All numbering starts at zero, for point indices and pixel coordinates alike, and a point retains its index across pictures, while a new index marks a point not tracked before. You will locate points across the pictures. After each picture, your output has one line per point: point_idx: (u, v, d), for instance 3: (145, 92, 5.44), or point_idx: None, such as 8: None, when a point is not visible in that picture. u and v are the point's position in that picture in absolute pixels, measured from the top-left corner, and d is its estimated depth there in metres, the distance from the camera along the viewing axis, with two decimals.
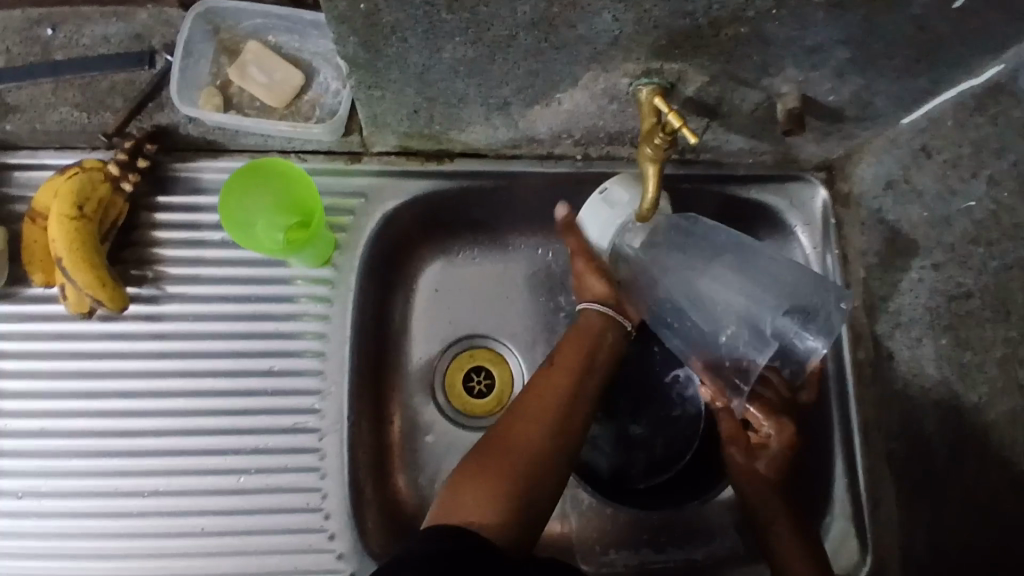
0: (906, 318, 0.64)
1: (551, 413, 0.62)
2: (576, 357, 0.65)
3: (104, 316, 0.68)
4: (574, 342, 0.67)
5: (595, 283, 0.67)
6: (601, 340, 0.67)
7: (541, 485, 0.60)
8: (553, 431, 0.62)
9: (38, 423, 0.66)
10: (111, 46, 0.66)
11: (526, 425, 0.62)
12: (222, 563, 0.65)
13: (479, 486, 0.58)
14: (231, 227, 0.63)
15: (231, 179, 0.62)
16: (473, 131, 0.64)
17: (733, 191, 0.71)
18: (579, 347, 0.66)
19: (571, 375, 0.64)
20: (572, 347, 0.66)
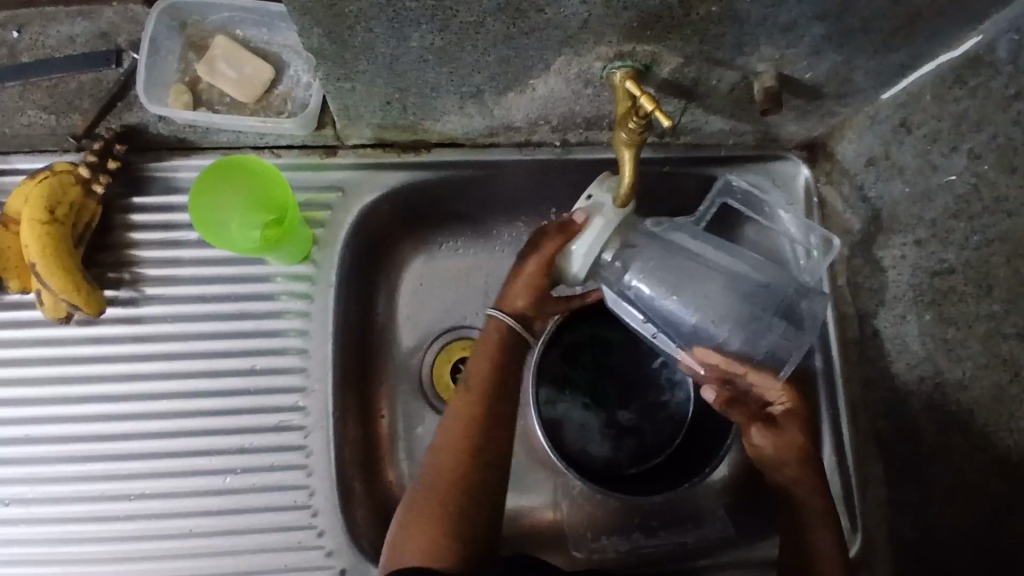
0: (891, 295, 0.64)
1: (480, 433, 0.62)
2: (484, 370, 0.64)
3: (83, 320, 0.67)
4: (481, 350, 0.65)
5: (522, 297, 0.64)
6: (505, 341, 0.65)
7: (484, 503, 0.61)
8: (480, 449, 0.62)
9: (20, 430, 0.66)
10: (77, 46, 0.65)
11: (455, 452, 0.61)
12: (213, 563, 0.64)
13: (427, 524, 0.59)
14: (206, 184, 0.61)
15: (227, 158, 0.60)
16: (449, 120, 0.63)
17: (714, 172, 0.71)
18: (489, 354, 0.64)
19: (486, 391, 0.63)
20: (481, 359, 0.64)
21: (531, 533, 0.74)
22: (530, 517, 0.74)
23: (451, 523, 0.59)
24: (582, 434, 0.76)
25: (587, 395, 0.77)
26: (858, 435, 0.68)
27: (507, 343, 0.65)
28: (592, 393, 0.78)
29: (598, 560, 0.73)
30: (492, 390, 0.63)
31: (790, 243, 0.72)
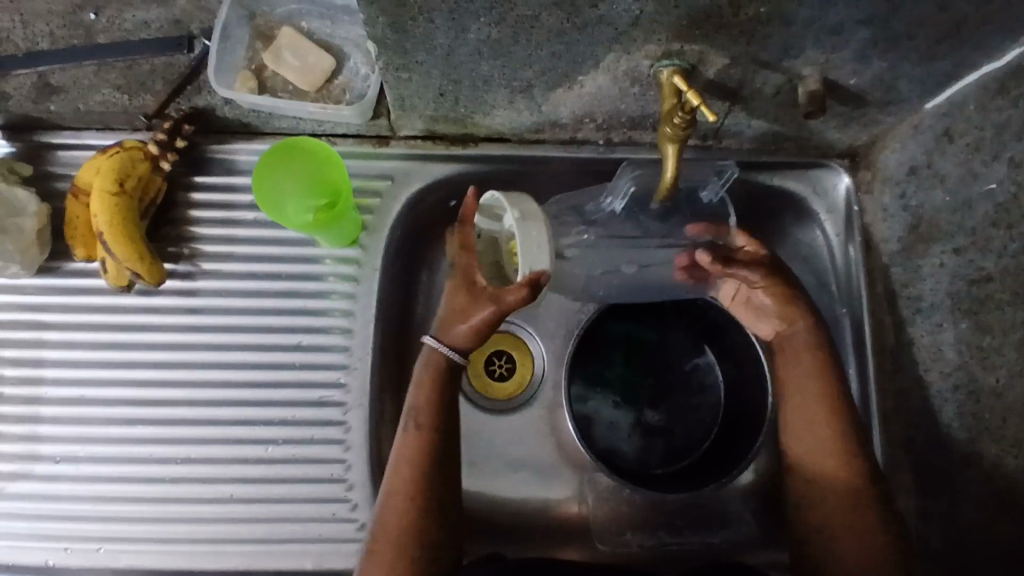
0: (928, 303, 0.64)
1: (433, 463, 0.62)
2: (428, 405, 0.63)
3: (141, 290, 0.70)
4: (424, 377, 0.64)
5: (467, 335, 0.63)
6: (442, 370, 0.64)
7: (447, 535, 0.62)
8: (429, 478, 0.61)
9: (76, 392, 0.69)
10: (151, 31, 0.68)
11: (402, 485, 0.61)
12: (250, 528, 0.67)
13: (393, 560, 0.59)
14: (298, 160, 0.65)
15: (303, 138, 0.64)
16: (498, 114, 0.65)
17: (754, 179, 0.72)
18: (428, 382, 0.63)
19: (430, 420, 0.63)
20: (423, 390, 0.63)
21: (558, 526, 0.75)
22: (556, 508, 0.75)
23: (420, 557, 0.60)
24: (612, 432, 0.77)
25: (618, 392, 0.78)
26: (889, 444, 0.68)
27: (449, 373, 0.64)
28: (625, 391, 0.78)
29: (622, 554, 0.74)
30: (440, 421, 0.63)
31: (829, 248, 0.73)
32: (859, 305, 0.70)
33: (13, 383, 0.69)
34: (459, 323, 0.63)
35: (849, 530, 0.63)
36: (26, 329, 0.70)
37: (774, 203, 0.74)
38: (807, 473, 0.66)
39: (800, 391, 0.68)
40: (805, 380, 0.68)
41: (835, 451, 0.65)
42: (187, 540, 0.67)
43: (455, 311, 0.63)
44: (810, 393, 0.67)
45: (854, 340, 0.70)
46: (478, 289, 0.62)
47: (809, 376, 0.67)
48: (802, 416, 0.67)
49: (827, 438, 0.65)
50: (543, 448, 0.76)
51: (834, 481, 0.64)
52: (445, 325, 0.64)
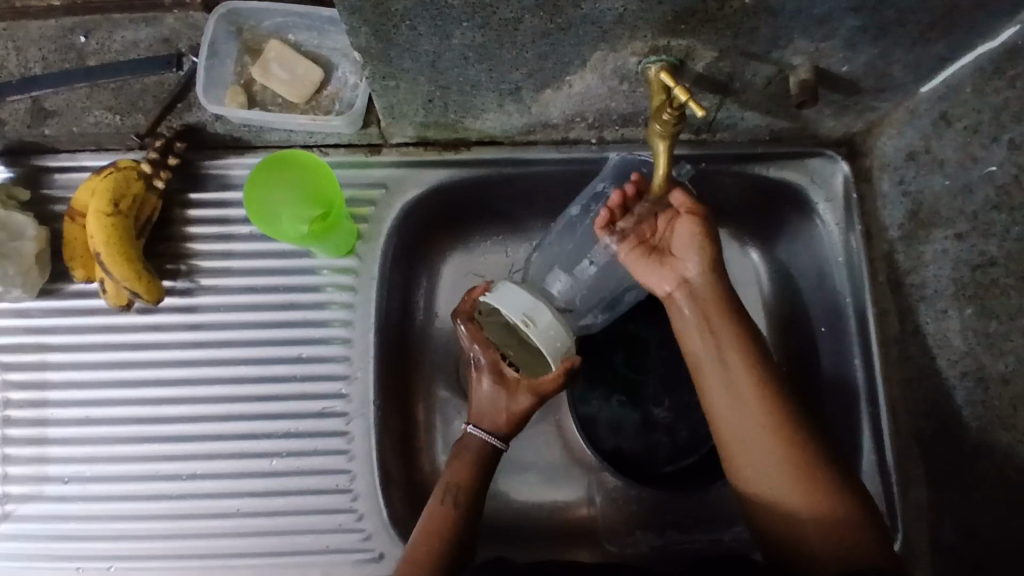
0: (932, 290, 0.63)
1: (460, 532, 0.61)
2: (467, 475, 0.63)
3: (142, 308, 0.71)
4: (460, 462, 0.64)
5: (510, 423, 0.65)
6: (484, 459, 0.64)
7: None
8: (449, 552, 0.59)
9: (82, 412, 0.69)
10: (141, 51, 0.69)
11: (425, 553, 0.59)
12: (259, 542, 0.67)
13: None
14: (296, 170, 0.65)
15: (301, 151, 0.64)
16: (488, 118, 0.65)
17: (751, 171, 0.71)
18: (466, 466, 0.64)
19: (466, 505, 0.62)
20: (461, 463, 0.64)
21: (567, 529, 0.74)
22: (563, 511, 0.75)
23: None
24: (618, 432, 0.77)
25: (623, 391, 0.78)
26: (897, 434, 0.67)
27: (488, 457, 0.65)
28: (629, 389, 0.78)
29: (630, 555, 0.73)
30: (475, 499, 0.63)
31: (829, 238, 0.71)
32: (863, 296, 0.69)
33: (20, 406, 0.70)
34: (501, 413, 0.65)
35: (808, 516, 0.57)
36: (29, 352, 0.70)
37: (772, 195, 0.73)
38: (737, 464, 0.60)
39: (711, 364, 0.60)
40: (712, 356, 0.60)
41: (765, 435, 0.58)
42: (196, 556, 0.67)
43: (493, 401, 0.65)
44: (725, 371, 0.60)
45: (858, 332, 0.69)
46: (509, 381, 0.64)
47: (717, 350, 0.60)
48: (714, 393, 0.60)
49: (749, 424, 0.59)
50: (549, 449, 0.77)
51: (772, 473, 0.58)
52: (485, 416, 0.65)
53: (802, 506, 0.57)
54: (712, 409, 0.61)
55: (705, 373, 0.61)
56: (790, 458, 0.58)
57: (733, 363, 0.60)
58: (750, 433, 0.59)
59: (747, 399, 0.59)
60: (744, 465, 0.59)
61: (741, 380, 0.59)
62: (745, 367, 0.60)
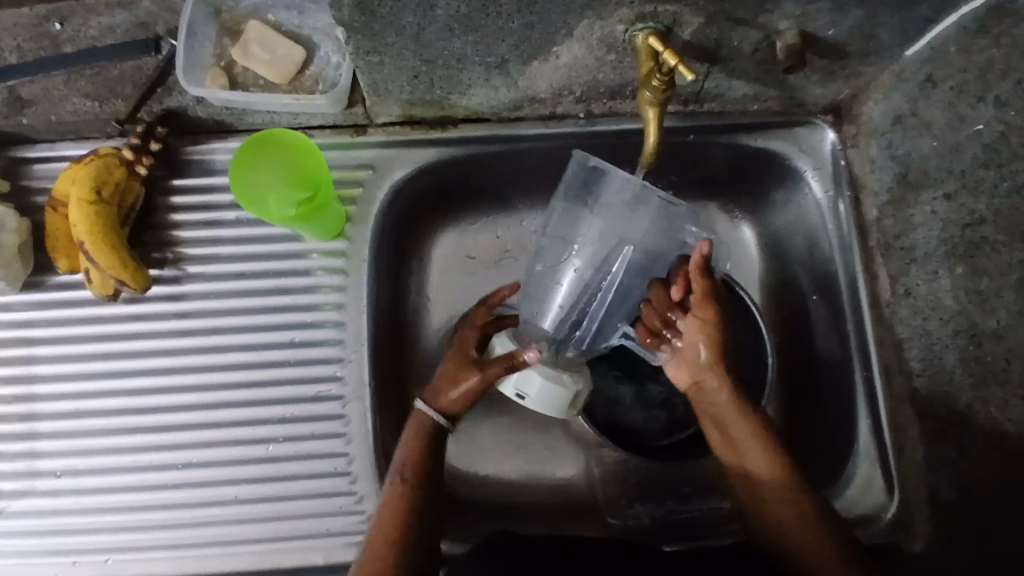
0: (921, 252, 0.64)
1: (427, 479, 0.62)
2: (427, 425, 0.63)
3: (130, 297, 0.70)
4: (410, 465, 0.62)
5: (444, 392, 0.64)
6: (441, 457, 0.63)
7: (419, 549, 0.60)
8: (408, 558, 0.59)
9: (71, 405, 0.68)
10: (117, 35, 0.67)
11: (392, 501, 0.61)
12: (256, 528, 0.67)
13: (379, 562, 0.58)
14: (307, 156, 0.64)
15: (279, 130, 0.63)
16: (474, 94, 0.64)
17: (740, 141, 0.71)
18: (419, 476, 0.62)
19: (429, 452, 0.63)
20: (423, 419, 0.64)
21: (567, 505, 0.74)
22: (563, 488, 0.75)
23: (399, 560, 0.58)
24: (615, 409, 0.77)
25: (618, 367, 0.78)
26: (890, 397, 0.68)
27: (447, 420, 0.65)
28: (624, 364, 0.78)
29: (632, 526, 0.73)
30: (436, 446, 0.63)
31: (817, 207, 0.71)
32: (853, 262, 0.70)
33: (7, 401, 0.68)
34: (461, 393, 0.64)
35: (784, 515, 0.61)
36: (15, 346, 0.69)
37: (760, 165, 0.73)
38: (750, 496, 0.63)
39: (756, 465, 0.63)
40: (756, 458, 0.63)
41: (804, 531, 0.60)
42: (194, 545, 0.66)
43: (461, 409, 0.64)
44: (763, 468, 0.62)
45: (850, 298, 0.70)
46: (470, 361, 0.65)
47: (757, 451, 0.63)
48: (761, 490, 0.62)
49: (789, 519, 0.61)
50: (547, 427, 0.77)
51: (812, 558, 0.59)
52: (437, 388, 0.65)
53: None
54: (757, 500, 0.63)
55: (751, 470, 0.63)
56: (823, 548, 0.59)
57: (771, 465, 0.62)
58: (787, 526, 0.61)
59: (783, 494, 0.61)
60: (790, 552, 0.61)
61: (744, 425, 0.63)
62: (776, 465, 0.62)
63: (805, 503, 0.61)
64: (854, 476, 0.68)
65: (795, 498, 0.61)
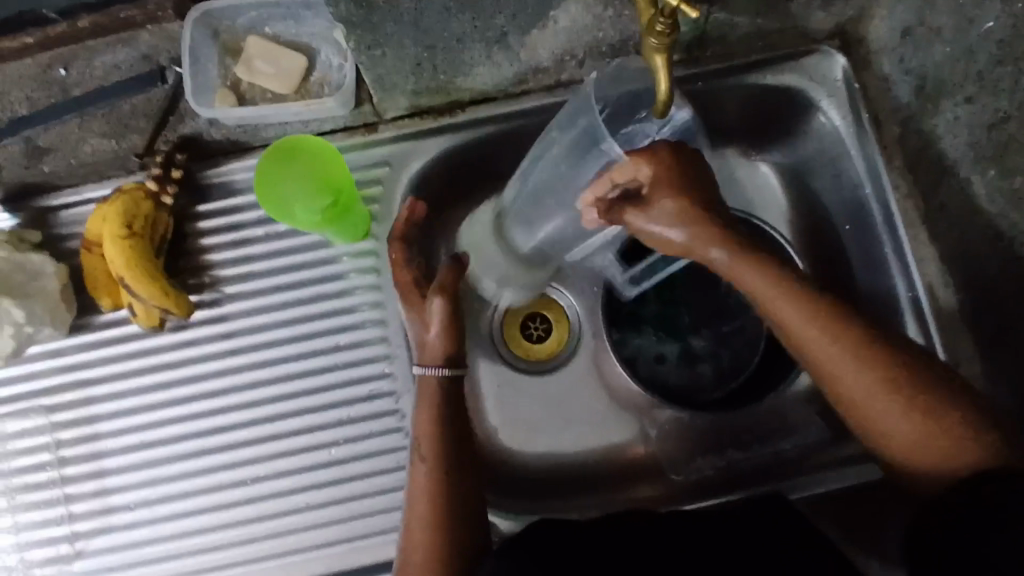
0: (951, 160, 0.63)
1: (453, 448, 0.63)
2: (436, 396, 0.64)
3: (174, 325, 0.71)
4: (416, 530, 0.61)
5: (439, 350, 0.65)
6: (449, 491, 0.61)
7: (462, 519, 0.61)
8: (460, 532, 0.61)
9: (135, 438, 0.70)
10: (123, 72, 0.69)
11: (427, 474, 0.62)
12: (332, 531, 0.68)
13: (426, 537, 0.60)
14: (318, 160, 0.64)
15: (299, 136, 0.63)
16: (479, 73, 0.65)
17: (749, 80, 0.70)
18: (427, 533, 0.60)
19: (449, 421, 0.63)
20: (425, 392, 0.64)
21: (626, 469, 0.74)
22: (623, 453, 0.75)
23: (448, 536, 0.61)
24: (661, 366, 0.77)
25: (659, 325, 0.78)
26: (940, 312, 0.67)
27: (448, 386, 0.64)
28: (665, 321, 0.78)
29: (697, 480, 0.73)
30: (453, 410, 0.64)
31: (838, 133, 0.70)
32: (882, 186, 0.69)
33: (73, 443, 0.70)
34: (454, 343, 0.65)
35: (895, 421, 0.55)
36: (71, 389, 0.71)
37: (773, 102, 0.72)
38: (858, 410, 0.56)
39: (814, 342, 0.56)
40: (811, 333, 0.56)
41: (883, 394, 0.55)
42: (274, 557, 0.68)
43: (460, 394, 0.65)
44: (824, 342, 0.56)
45: (884, 220, 0.69)
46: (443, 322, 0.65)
47: (813, 328, 0.56)
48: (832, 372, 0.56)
49: (865, 388, 0.55)
50: (594, 396, 0.76)
51: (897, 427, 0.55)
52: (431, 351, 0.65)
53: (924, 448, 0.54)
54: (826, 376, 0.57)
55: (811, 349, 0.57)
56: (890, 400, 0.55)
57: (829, 335, 0.56)
58: (861, 393, 0.55)
59: (850, 364, 0.56)
60: (877, 425, 0.55)
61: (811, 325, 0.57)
62: (830, 334, 0.56)
63: (875, 362, 0.55)
64: None
65: (864, 361, 0.55)
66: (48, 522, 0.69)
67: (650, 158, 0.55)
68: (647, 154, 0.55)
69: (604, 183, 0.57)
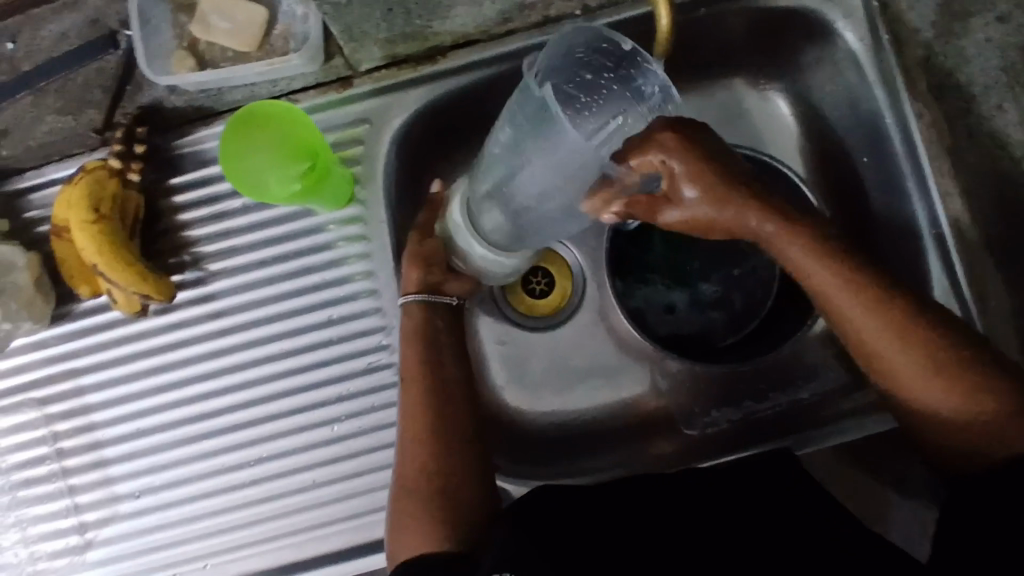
0: (980, 88, 0.59)
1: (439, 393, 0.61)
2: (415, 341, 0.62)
3: (159, 309, 0.68)
4: (406, 503, 0.57)
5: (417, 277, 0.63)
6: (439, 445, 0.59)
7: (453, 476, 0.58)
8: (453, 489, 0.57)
9: (132, 426, 0.68)
10: (71, 39, 0.63)
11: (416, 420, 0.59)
12: (341, 508, 0.66)
13: (417, 504, 0.56)
14: (283, 121, 0.60)
15: (268, 101, 0.58)
16: (457, 15, 0.59)
17: (757, 3, 0.63)
18: (421, 508, 0.56)
19: (437, 364, 0.62)
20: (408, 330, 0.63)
21: (639, 422, 0.72)
22: (634, 407, 0.72)
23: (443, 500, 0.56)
24: (672, 315, 0.74)
25: (667, 273, 0.74)
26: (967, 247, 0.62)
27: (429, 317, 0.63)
28: (673, 268, 0.74)
29: (712, 434, 0.70)
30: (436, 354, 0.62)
31: (856, 55, 0.64)
32: (902, 110, 0.62)
33: (69, 435, 0.68)
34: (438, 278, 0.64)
35: (951, 397, 0.50)
36: (62, 380, 0.68)
37: (784, 26, 0.65)
38: (913, 391, 0.51)
39: (838, 298, 0.52)
40: (838, 288, 0.52)
41: (913, 359, 0.51)
42: (286, 535, 0.67)
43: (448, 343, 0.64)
44: (850, 299, 0.52)
45: (905, 149, 0.63)
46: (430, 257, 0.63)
47: (840, 284, 0.52)
48: (877, 349, 0.52)
49: (893, 350, 0.51)
50: (602, 349, 0.73)
51: (954, 405, 0.50)
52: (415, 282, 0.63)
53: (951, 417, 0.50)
54: (852, 334, 0.53)
55: (835, 306, 0.52)
56: (944, 373, 0.50)
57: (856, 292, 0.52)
58: (917, 376, 0.51)
59: (877, 325, 0.51)
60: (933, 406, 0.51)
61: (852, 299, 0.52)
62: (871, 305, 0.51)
63: (905, 329, 0.51)
64: None
65: (893, 323, 0.51)
66: (54, 514, 0.68)
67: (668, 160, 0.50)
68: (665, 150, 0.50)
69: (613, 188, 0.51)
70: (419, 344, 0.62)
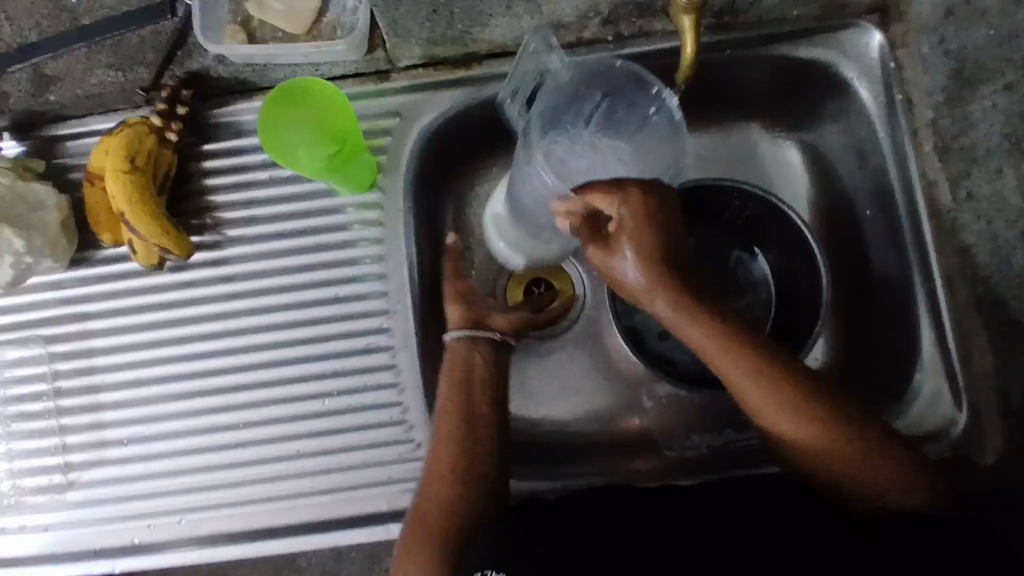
0: (982, 151, 0.60)
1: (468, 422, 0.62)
2: (456, 376, 0.64)
3: (175, 265, 0.70)
4: (415, 534, 0.58)
5: (455, 310, 0.68)
6: (462, 470, 0.61)
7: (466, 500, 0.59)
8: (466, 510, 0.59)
9: (131, 374, 0.70)
10: (132, 1, 0.67)
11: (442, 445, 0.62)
12: (321, 481, 0.68)
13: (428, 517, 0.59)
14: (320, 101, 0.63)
15: (312, 80, 0.62)
16: (498, 25, 0.63)
17: (779, 52, 0.67)
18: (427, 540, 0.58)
19: (477, 396, 0.64)
20: (451, 371, 0.65)
21: (620, 439, 0.74)
22: (617, 425, 0.74)
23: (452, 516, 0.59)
24: (667, 341, 0.75)
25: None
26: (956, 304, 0.65)
27: (475, 344, 0.66)
28: None
29: (689, 457, 0.72)
30: (474, 387, 0.64)
31: (867, 114, 0.68)
32: (909, 174, 0.66)
33: (69, 376, 0.70)
34: (466, 310, 0.67)
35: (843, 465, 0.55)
36: (71, 321, 0.70)
37: (804, 77, 0.69)
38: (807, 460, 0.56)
39: (750, 392, 0.56)
40: (741, 376, 0.56)
41: (817, 442, 0.55)
42: (263, 501, 0.68)
43: (487, 389, 0.64)
44: (768, 401, 0.55)
45: (907, 211, 0.67)
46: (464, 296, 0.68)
47: (752, 379, 0.56)
48: (776, 423, 0.56)
49: (805, 435, 0.55)
50: (593, 363, 0.75)
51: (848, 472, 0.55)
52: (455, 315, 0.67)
53: (870, 492, 0.55)
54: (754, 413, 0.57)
55: (746, 397, 0.56)
56: (834, 443, 0.55)
57: (771, 390, 0.55)
58: (810, 445, 0.55)
59: (783, 409, 0.55)
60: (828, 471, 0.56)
61: (753, 387, 0.56)
62: (773, 388, 0.55)
63: (817, 417, 0.55)
64: (921, 396, 0.66)
65: (801, 411, 0.55)
66: (43, 451, 0.70)
67: (618, 199, 0.57)
68: (615, 192, 0.57)
69: (576, 205, 0.58)
70: (465, 388, 0.64)
